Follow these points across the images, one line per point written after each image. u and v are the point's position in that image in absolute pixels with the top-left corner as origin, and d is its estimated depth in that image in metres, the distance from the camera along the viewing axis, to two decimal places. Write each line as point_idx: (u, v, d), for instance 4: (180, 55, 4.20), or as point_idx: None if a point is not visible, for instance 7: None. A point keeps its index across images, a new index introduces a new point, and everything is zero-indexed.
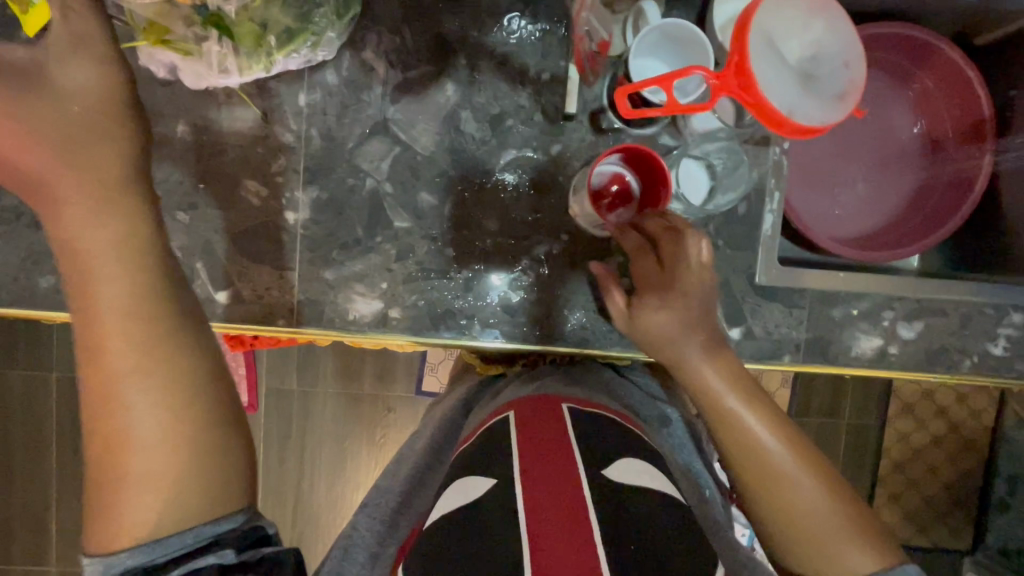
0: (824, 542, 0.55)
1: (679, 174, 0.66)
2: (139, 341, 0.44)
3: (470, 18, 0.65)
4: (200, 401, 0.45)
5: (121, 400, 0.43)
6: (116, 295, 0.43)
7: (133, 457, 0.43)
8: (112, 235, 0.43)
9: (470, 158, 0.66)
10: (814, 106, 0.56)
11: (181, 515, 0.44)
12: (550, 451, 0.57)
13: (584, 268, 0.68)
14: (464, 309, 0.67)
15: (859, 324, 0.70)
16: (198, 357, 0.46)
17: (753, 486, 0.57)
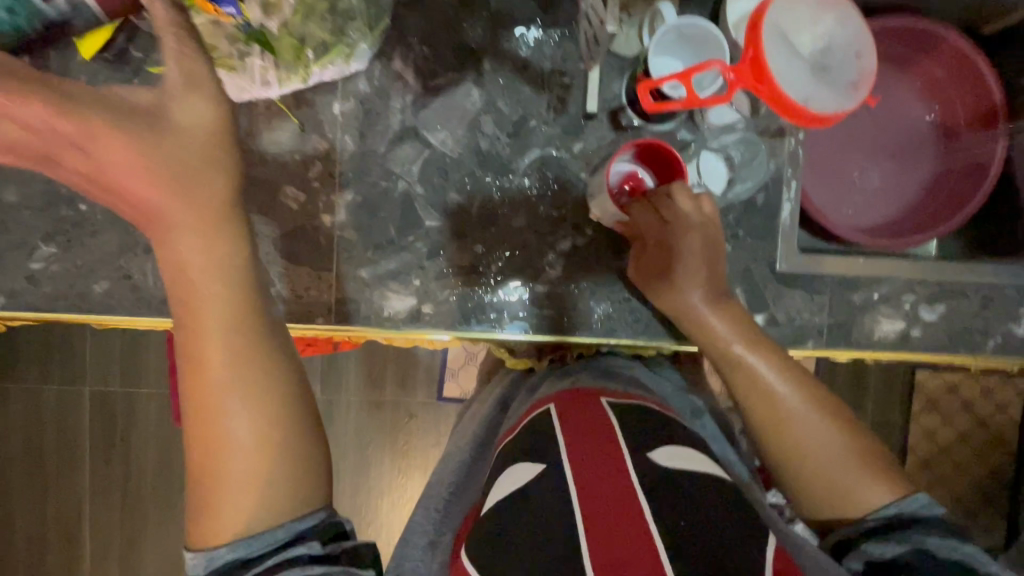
0: (834, 473, 0.59)
1: (698, 167, 0.68)
2: (238, 351, 0.47)
3: (493, 26, 0.69)
4: (284, 409, 0.49)
5: (221, 407, 0.47)
6: (218, 313, 0.47)
7: (228, 457, 0.47)
8: (219, 262, 0.47)
9: (496, 158, 0.69)
10: (826, 95, 0.58)
11: (274, 510, 0.48)
12: (594, 443, 0.59)
13: (607, 261, 0.70)
14: (493, 303, 0.70)
15: (880, 307, 0.71)
16: (287, 369, 0.49)
17: (766, 431, 0.61)
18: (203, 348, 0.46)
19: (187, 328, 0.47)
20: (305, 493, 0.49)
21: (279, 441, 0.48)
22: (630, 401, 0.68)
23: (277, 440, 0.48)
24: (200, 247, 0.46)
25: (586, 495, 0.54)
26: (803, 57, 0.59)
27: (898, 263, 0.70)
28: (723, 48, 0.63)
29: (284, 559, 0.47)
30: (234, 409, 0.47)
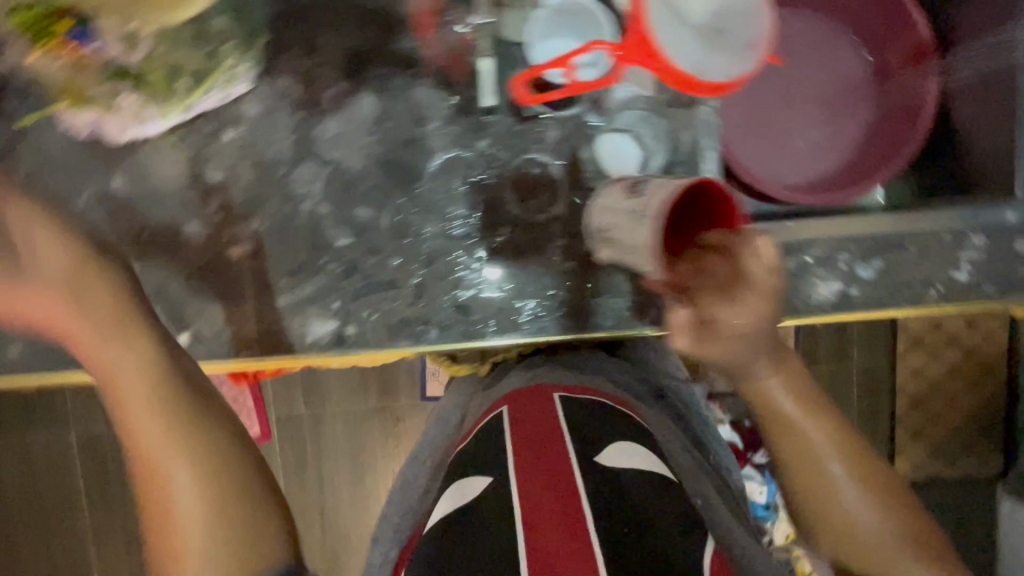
0: (877, 551, 0.61)
1: (607, 149, 0.66)
2: (158, 413, 0.53)
3: (378, 28, 0.65)
4: (218, 456, 0.54)
5: (161, 470, 0.52)
6: (146, 401, 0.54)
7: (176, 513, 0.52)
8: (138, 359, 0.55)
9: (399, 166, 0.67)
10: (721, 60, 0.55)
11: (223, 557, 0.51)
12: (543, 452, 0.61)
13: (530, 258, 0.68)
14: (418, 316, 0.69)
15: (816, 270, 0.69)
16: (212, 419, 0.55)
17: (818, 499, 0.61)
18: (138, 431, 0.53)
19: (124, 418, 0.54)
20: (255, 530, 0.53)
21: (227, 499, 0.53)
22: (583, 396, 0.70)
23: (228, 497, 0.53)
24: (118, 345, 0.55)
25: (528, 504, 0.56)
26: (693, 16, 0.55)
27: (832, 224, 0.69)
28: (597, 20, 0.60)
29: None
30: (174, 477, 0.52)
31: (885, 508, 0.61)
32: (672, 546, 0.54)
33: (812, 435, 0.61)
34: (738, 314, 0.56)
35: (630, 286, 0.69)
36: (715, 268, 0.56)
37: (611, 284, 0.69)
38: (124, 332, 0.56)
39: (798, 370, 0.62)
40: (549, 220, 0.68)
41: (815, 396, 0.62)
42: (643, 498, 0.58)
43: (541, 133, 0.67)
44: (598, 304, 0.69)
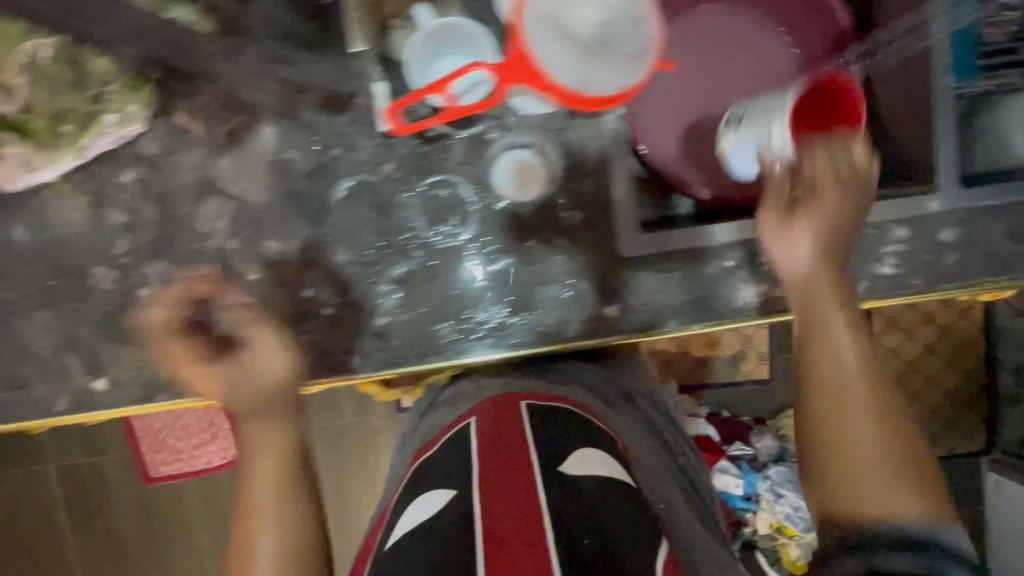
0: (871, 468, 0.50)
1: (509, 166, 0.65)
2: (275, 478, 0.56)
3: (268, 57, 0.64)
4: (299, 527, 0.55)
5: (254, 527, 0.54)
6: (268, 501, 0.55)
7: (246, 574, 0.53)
8: (276, 449, 0.58)
9: (304, 196, 0.65)
10: (609, 73, 0.54)
11: None
12: (508, 466, 0.59)
13: (445, 280, 0.67)
14: (336, 346, 0.67)
15: (738, 273, 0.68)
16: (304, 493, 0.57)
17: (828, 419, 0.53)
18: (249, 535, 0.54)
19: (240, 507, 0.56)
20: None
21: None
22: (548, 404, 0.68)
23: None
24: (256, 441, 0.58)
25: (487, 515, 0.54)
26: (576, 31, 0.54)
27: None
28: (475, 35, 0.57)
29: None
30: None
31: (893, 449, 0.51)
32: (628, 550, 0.53)
33: (834, 333, 0.55)
34: (800, 221, 0.59)
35: (550, 302, 0.68)
36: (818, 175, 0.60)
37: (530, 301, 0.68)
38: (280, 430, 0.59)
39: (833, 268, 0.58)
40: (461, 241, 0.67)
41: (857, 317, 0.56)
42: (608, 509, 0.56)
43: (446, 153, 0.65)
44: (518, 322, 0.68)
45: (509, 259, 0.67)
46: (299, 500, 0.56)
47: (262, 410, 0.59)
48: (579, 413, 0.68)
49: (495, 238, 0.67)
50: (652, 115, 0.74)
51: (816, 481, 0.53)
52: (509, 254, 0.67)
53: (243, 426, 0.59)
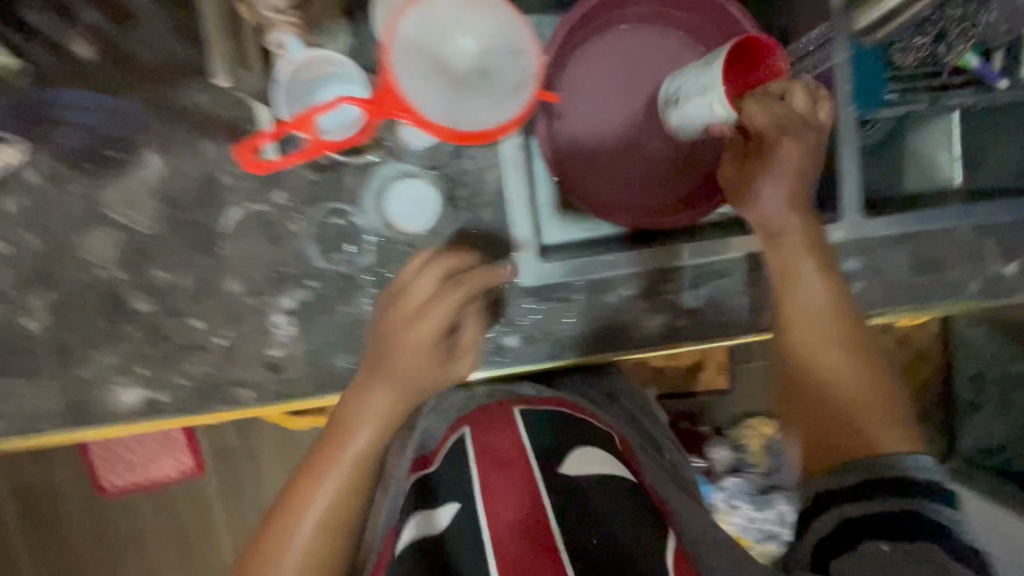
0: (843, 395, 0.62)
1: (405, 194, 0.63)
2: (359, 451, 0.59)
3: (154, 83, 0.62)
4: (351, 503, 0.60)
5: (315, 486, 0.59)
6: (344, 469, 0.59)
7: (303, 523, 0.58)
8: (376, 422, 0.59)
9: (195, 226, 0.64)
10: (481, 109, 0.52)
11: None
12: (511, 477, 0.58)
13: (340, 310, 0.66)
14: (232, 377, 0.66)
15: (638, 304, 0.68)
16: (363, 478, 0.60)
17: (814, 352, 0.64)
18: (323, 480, 0.59)
19: (325, 443, 0.60)
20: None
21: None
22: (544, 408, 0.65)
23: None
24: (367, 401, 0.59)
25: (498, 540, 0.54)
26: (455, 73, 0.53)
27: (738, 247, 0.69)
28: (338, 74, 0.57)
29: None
30: (309, 541, 0.58)
31: (848, 387, 0.63)
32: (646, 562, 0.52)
33: (801, 281, 0.64)
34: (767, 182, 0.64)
35: None
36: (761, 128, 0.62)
37: None
38: (412, 392, 0.60)
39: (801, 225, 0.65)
40: (356, 270, 0.65)
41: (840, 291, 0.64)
42: (620, 506, 0.56)
43: (339, 183, 0.64)
44: None
45: None
46: (367, 470, 0.60)
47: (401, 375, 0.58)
48: (578, 415, 0.65)
49: (392, 268, 0.65)
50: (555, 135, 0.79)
51: (791, 415, 0.66)
52: None
53: (371, 383, 0.59)
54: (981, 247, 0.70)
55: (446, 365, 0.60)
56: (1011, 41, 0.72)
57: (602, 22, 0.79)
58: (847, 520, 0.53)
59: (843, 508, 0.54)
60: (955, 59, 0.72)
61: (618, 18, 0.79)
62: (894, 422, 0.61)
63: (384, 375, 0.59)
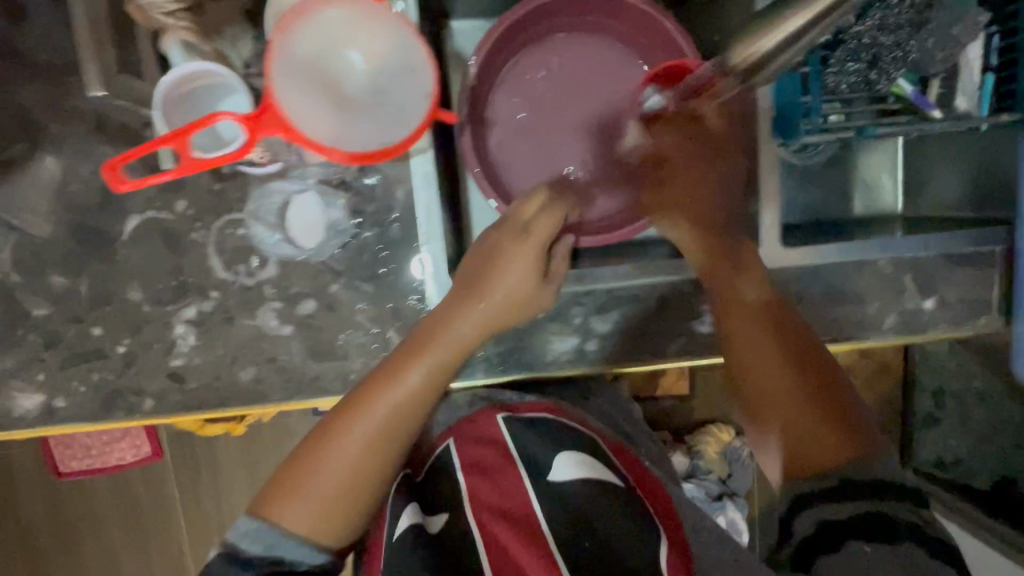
0: (776, 394, 0.60)
1: (302, 213, 0.62)
2: (428, 363, 0.59)
3: (50, 83, 0.60)
4: (406, 421, 0.59)
5: (379, 395, 0.58)
6: (408, 380, 0.59)
7: (353, 433, 0.58)
8: (451, 334, 0.59)
9: (92, 231, 0.62)
10: (365, 135, 0.52)
11: (336, 496, 0.57)
12: (494, 479, 0.63)
13: (243, 323, 0.65)
14: (131, 386, 0.65)
15: (549, 325, 0.67)
16: (421, 399, 0.59)
17: (755, 346, 0.62)
18: (377, 408, 0.58)
19: (397, 362, 0.59)
20: (353, 505, 0.58)
21: (330, 502, 0.57)
22: (545, 413, 0.69)
23: (337, 502, 0.58)
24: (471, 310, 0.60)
25: (491, 546, 0.57)
26: (351, 97, 0.54)
27: (668, 269, 0.66)
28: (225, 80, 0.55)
29: (277, 560, 0.56)
30: (355, 468, 0.58)
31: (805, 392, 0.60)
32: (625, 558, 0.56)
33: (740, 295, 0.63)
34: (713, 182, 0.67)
35: (355, 346, 0.66)
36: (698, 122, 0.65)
37: (334, 348, 0.66)
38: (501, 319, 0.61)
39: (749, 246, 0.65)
40: (259, 283, 0.64)
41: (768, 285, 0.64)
42: (611, 519, 0.59)
43: (241, 193, 0.62)
44: (322, 367, 0.66)
45: (311, 304, 0.65)
46: (425, 406, 0.60)
47: (470, 304, 0.60)
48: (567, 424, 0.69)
49: (296, 282, 0.64)
50: (486, 145, 0.79)
51: (760, 428, 0.62)
52: (311, 299, 0.64)
53: (478, 299, 0.60)
54: (901, 280, 0.69)
55: (529, 301, 0.61)
56: (947, 69, 0.70)
57: (541, 28, 0.77)
58: (825, 524, 0.55)
59: (820, 512, 0.56)
60: (889, 86, 0.70)
61: (559, 25, 0.77)
62: (858, 415, 0.60)
63: (462, 302, 0.60)
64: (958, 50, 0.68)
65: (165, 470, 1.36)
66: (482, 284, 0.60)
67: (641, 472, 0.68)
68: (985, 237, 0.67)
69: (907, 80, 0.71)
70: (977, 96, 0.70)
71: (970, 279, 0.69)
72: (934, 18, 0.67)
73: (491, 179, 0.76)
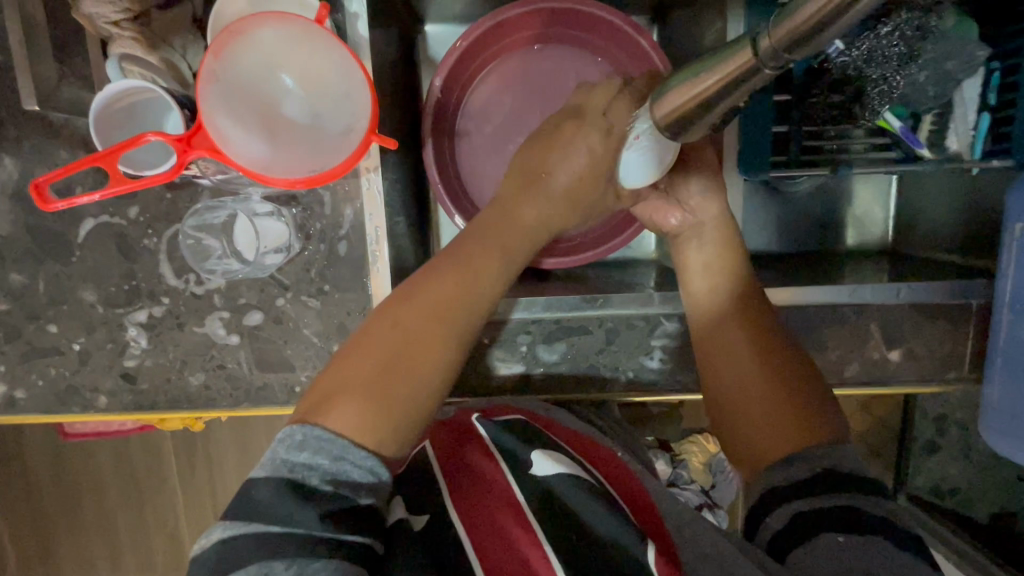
0: (741, 379, 0.56)
1: (253, 232, 0.64)
2: (493, 250, 0.58)
3: None
4: (472, 305, 0.55)
5: (446, 277, 0.55)
6: (475, 264, 0.57)
7: (418, 312, 0.53)
8: (518, 220, 0.59)
9: (49, 233, 0.64)
10: (291, 155, 0.52)
11: (398, 390, 0.50)
12: (471, 472, 0.56)
13: (191, 330, 0.65)
14: (85, 383, 0.67)
15: (495, 351, 0.66)
16: (493, 283, 0.57)
17: (716, 331, 0.59)
18: (447, 296, 0.54)
19: (453, 259, 0.57)
20: (421, 403, 0.51)
21: (397, 402, 0.50)
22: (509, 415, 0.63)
23: (404, 403, 0.50)
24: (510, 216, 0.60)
25: (477, 540, 0.50)
26: (291, 115, 0.54)
27: (627, 301, 0.65)
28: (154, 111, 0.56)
29: (338, 481, 0.46)
30: (431, 357, 0.52)
31: (776, 375, 0.55)
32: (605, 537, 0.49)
33: (695, 286, 0.62)
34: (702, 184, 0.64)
35: (300, 358, 0.66)
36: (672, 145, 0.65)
37: (279, 359, 0.66)
38: (565, 216, 0.61)
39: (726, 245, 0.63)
40: (207, 292, 0.64)
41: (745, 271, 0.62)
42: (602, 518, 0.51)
43: (192, 203, 0.63)
44: (266, 376, 0.66)
45: (258, 316, 0.65)
46: (492, 292, 0.56)
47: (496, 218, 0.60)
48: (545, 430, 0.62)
49: (244, 293, 0.64)
50: (454, 157, 0.77)
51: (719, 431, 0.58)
52: (257, 311, 0.65)
53: (518, 208, 0.60)
54: (866, 328, 0.65)
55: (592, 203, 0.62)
56: (940, 104, 0.66)
57: (513, 37, 0.74)
58: (799, 515, 0.47)
59: (795, 503, 0.48)
60: (873, 120, 0.66)
61: (532, 35, 0.75)
62: (828, 400, 0.54)
63: (487, 226, 0.59)
64: (953, 87, 0.64)
65: (159, 445, 1.27)
66: (543, 177, 0.60)
67: (606, 458, 0.61)
68: (962, 288, 0.64)
69: (896, 114, 0.66)
70: (970, 136, 0.65)
71: (942, 333, 0.65)
72: (927, 51, 0.63)
73: (456, 193, 0.75)
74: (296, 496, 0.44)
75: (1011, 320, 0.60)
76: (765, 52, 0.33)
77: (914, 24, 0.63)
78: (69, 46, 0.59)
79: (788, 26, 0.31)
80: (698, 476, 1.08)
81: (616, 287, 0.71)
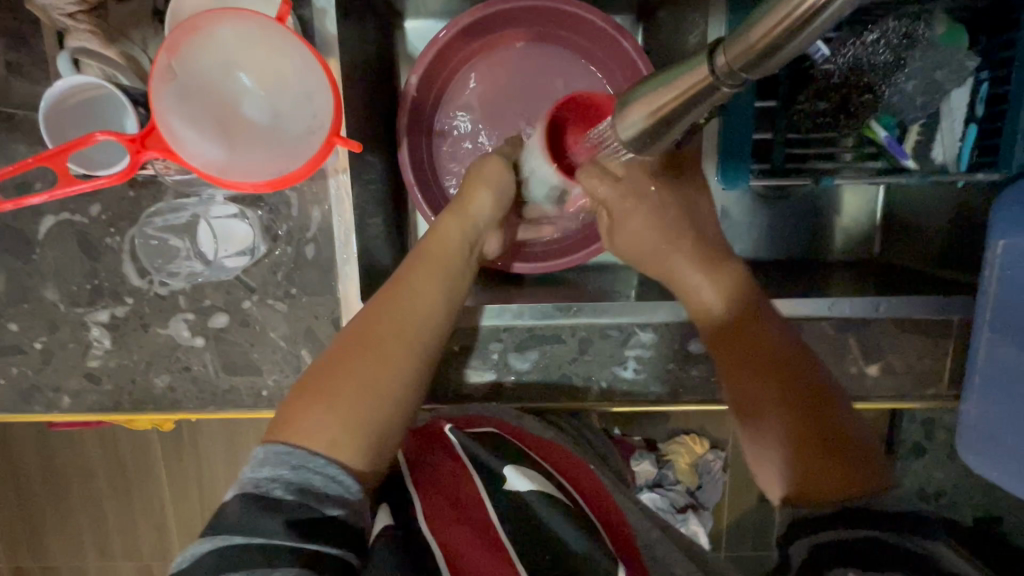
0: (756, 412, 0.52)
1: (218, 233, 0.62)
2: (438, 278, 0.56)
3: None
4: (429, 319, 0.54)
5: (394, 306, 0.53)
6: (426, 288, 0.55)
7: (374, 334, 0.52)
8: (453, 247, 0.58)
9: (10, 230, 0.62)
10: (258, 159, 0.51)
11: (352, 413, 0.48)
12: (446, 486, 0.53)
13: (155, 331, 0.64)
14: (49, 383, 0.66)
15: (467, 359, 0.65)
16: (443, 297, 0.55)
17: (733, 360, 0.54)
18: (399, 316, 0.53)
19: (399, 289, 0.54)
20: (382, 418, 0.49)
21: (364, 412, 0.48)
22: (480, 427, 0.60)
23: (360, 419, 0.48)
24: (455, 239, 0.58)
25: (452, 553, 0.47)
26: (252, 120, 0.53)
27: (601, 311, 0.64)
28: (109, 113, 0.54)
29: (302, 490, 0.45)
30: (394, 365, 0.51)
31: (799, 413, 0.51)
32: (577, 554, 0.48)
33: (703, 299, 0.57)
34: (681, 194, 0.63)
35: (266, 361, 0.64)
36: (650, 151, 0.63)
37: (245, 362, 0.64)
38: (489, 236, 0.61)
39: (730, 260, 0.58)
40: (172, 293, 0.63)
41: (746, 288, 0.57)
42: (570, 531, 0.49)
43: (156, 202, 0.62)
44: (233, 379, 0.65)
45: (223, 318, 0.63)
46: (447, 304, 0.55)
47: (460, 238, 0.58)
48: (515, 442, 0.59)
49: (209, 295, 0.63)
50: (433, 157, 0.76)
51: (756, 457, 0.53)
52: (223, 313, 0.63)
53: (451, 242, 0.58)
54: (844, 342, 0.64)
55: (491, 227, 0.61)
56: (927, 115, 0.65)
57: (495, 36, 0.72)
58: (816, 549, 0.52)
59: (816, 535, 0.53)
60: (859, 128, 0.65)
61: (514, 34, 0.73)
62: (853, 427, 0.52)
63: (427, 263, 0.56)
64: (939, 98, 0.63)
65: (140, 444, 1.17)
66: (463, 211, 0.59)
67: (578, 470, 0.59)
68: (943, 304, 0.63)
69: (882, 124, 0.65)
70: (957, 146, 0.65)
71: (923, 349, 0.64)
72: (913, 61, 0.62)
73: (433, 194, 0.74)
74: (258, 508, 0.43)
75: (992, 339, 0.58)
76: (721, 71, 0.34)
77: (900, 32, 0.61)
78: (25, 38, 0.56)
79: (742, 46, 0.32)
80: (684, 477, 1.05)
81: (591, 294, 0.69)
